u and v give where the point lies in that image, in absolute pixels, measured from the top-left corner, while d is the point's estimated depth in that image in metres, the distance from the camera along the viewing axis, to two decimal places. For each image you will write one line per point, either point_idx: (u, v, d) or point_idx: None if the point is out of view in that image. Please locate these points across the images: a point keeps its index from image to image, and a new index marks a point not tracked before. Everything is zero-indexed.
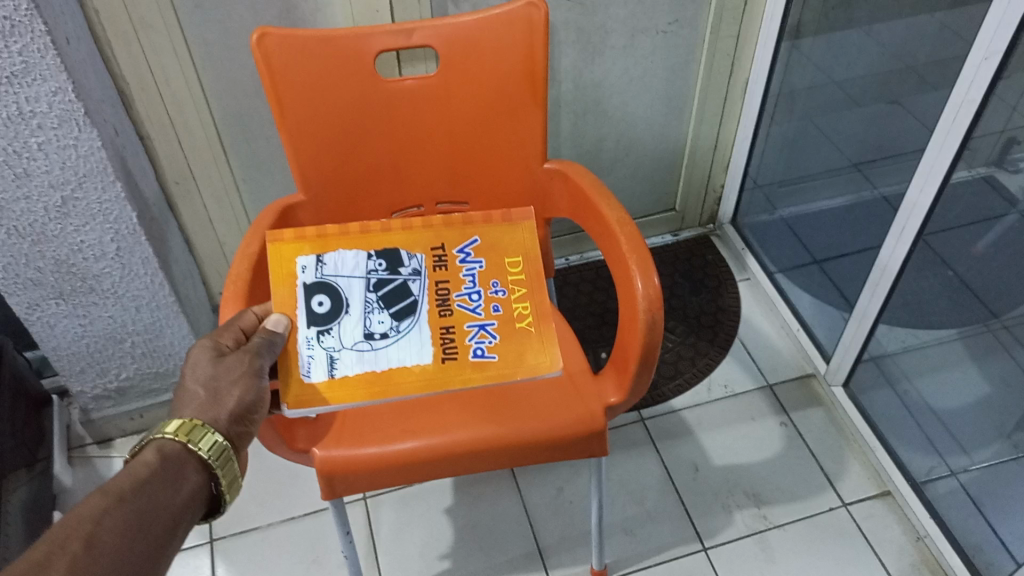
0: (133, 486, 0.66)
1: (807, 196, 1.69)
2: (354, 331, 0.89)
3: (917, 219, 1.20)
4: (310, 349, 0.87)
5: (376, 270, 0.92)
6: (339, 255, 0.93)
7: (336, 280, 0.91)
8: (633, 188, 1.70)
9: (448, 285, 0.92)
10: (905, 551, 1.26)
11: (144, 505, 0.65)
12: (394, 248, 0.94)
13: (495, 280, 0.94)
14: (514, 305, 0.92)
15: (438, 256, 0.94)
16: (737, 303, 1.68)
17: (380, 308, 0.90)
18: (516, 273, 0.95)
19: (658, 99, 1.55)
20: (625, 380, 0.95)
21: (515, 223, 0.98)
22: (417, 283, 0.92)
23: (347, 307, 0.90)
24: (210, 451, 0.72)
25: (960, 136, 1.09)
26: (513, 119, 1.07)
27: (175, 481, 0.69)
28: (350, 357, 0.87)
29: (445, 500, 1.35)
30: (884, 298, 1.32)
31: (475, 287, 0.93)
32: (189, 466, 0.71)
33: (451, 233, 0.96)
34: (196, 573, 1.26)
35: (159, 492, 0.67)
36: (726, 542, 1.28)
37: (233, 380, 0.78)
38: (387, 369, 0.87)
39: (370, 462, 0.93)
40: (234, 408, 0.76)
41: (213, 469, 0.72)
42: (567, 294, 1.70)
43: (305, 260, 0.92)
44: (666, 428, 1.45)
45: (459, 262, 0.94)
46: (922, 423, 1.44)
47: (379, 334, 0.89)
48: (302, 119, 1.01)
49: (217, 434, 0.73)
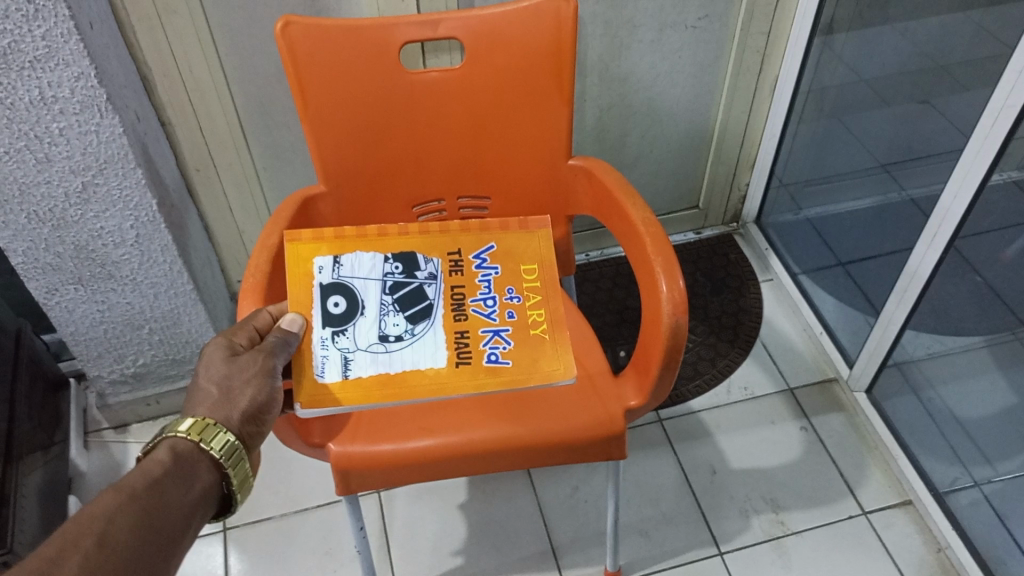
0: (145, 484, 0.65)
1: (835, 196, 1.66)
2: (369, 334, 0.87)
3: (950, 225, 1.18)
4: (325, 350, 0.85)
5: (392, 272, 0.91)
6: (356, 257, 0.91)
7: (352, 281, 0.89)
8: (656, 184, 1.68)
9: (463, 290, 0.91)
10: (925, 562, 1.24)
11: (156, 504, 0.64)
12: (411, 251, 0.93)
13: (510, 286, 0.92)
14: (529, 312, 0.91)
15: (454, 261, 0.93)
16: (759, 304, 1.66)
17: (396, 311, 0.89)
18: (531, 280, 0.93)
19: (685, 96, 1.52)
20: (645, 384, 0.93)
21: (532, 230, 0.97)
22: (432, 287, 0.91)
23: (362, 309, 0.88)
24: (221, 451, 0.71)
25: (998, 142, 1.06)
26: (538, 115, 1.05)
27: (187, 480, 0.68)
28: (364, 358, 0.85)
29: (459, 495, 1.35)
30: (912, 306, 1.30)
31: (490, 293, 0.91)
32: (201, 466, 0.70)
33: (467, 239, 0.95)
34: (208, 561, 1.26)
35: (172, 491, 0.66)
36: (743, 547, 1.26)
37: (246, 379, 0.76)
38: (401, 371, 0.85)
39: (385, 459, 0.92)
40: (246, 407, 0.75)
41: (224, 469, 0.71)
42: (586, 290, 1.68)
43: (322, 260, 0.90)
44: (684, 429, 1.43)
45: (475, 268, 0.93)
46: (945, 430, 1.41)
47: (393, 337, 0.87)
48: (325, 110, 1.00)
49: (229, 434, 0.72)
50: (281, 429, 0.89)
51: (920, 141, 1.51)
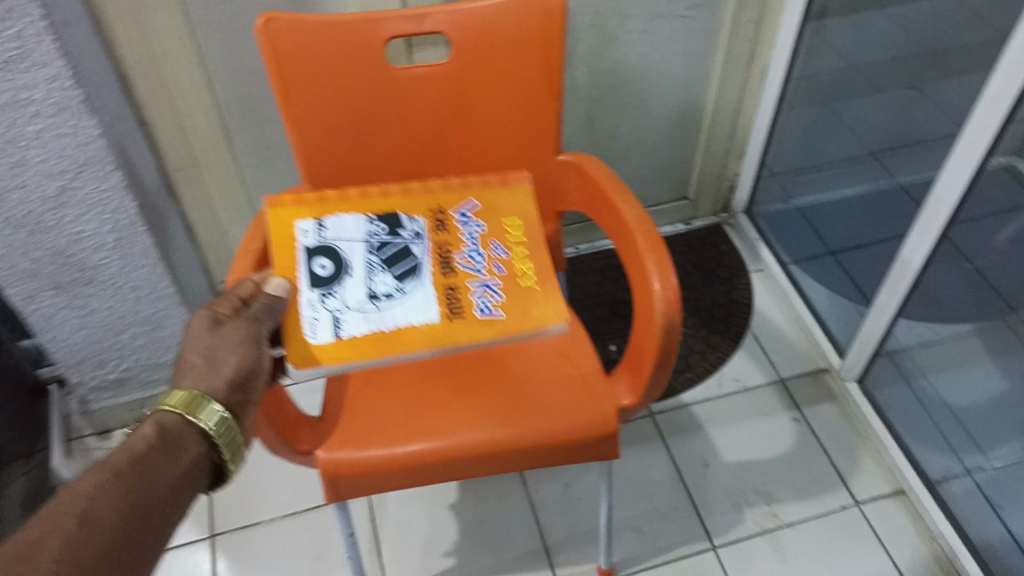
0: (131, 459, 0.62)
1: (827, 185, 1.65)
2: (358, 293, 0.85)
3: (943, 215, 1.17)
4: (315, 312, 0.83)
5: (377, 233, 0.91)
6: (340, 220, 0.91)
7: (336, 243, 0.89)
8: (645, 175, 1.67)
9: (448, 246, 0.91)
10: (918, 552, 1.24)
11: (143, 478, 0.62)
12: (394, 212, 0.93)
13: (495, 241, 0.93)
14: (517, 265, 0.91)
15: (437, 219, 0.94)
16: (749, 295, 1.65)
17: (383, 269, 0.87)
18: (516, 234, 0.95)
19: (674, 86, 1.50)
20: (639, 383, 0.92)
21: (512, 186, 1.00)
22: (418, 245, 0.91)
23: (349, 268, 0.86)
24: (211, 423, 0.68)
25: (992, 131, 1.05)
26: (527, 109, 1.03)
27: (176, 452, 0.65)
28: (355, 317, 0.83)
29: (450, 495, 1.33)
30: (904, 296, 1.29)
31: (475, 249, 0.92)
32: (190, 438, 0.67)
33: (450, 198, 0.97)
34: (197, 568, 1.25)
35: (160, 464, 0.64)
36: (736, 540, 1.26)
37: (231, 347, 0.73)
38: (393, 327, 0.83)
39: (375, 464, 0.90)
40: (233, 376, 0.72)
41: (214, 439, 0.68)
42: (576, 284, 1.67)
43: (306, 224, 0.90)
44: (676, 423, 1.43)
45: (458, 224, 0.94)
46: (937, 419, 1.41)
47: (383, 294, 0.85)
48: (308, 107, 0.98)
49: (218, 405, 0.69)
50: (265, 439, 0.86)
51: (911, 127, 1.50)
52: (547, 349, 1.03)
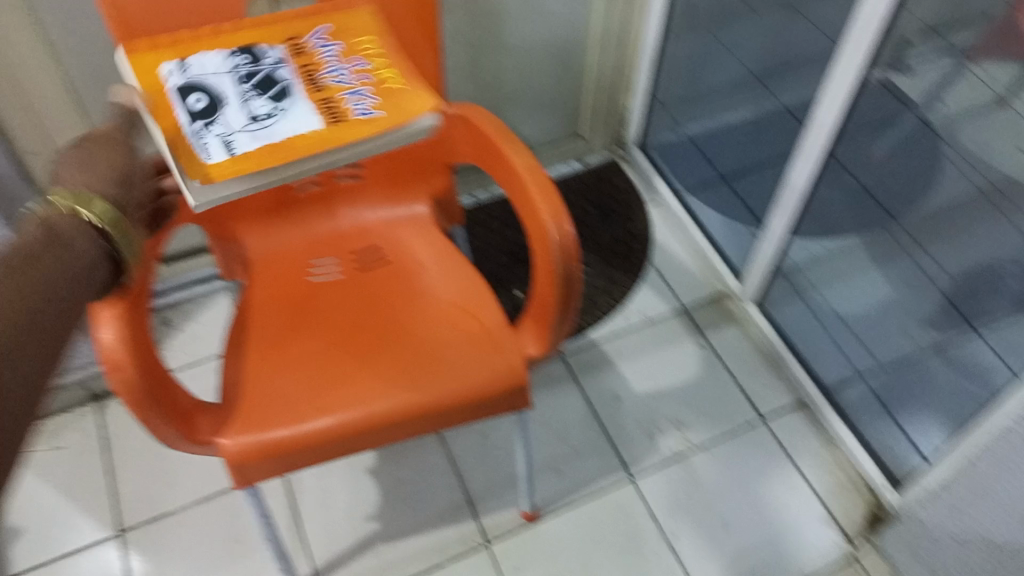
0: (16, 249, 0.63)
1: (714, 111, 1.70)
2: (240, 117, 0.91)
3: (824, 138, 1.20)
4: (203, 138, 0.87)
5: (238, 63, 0.95)
6: (199, 57, 0.94)
7: (202, 77, 0.93)
8: (536, 116, 1.64)
9: (312, 66, 0.97)
10: (820, 456, 1.32)
11: (30, 263, 0.63)
12: (250, 43, 0.97)
13: (352, 55, 1.00)
14: (381, 75, 0.99)
15: (294, 44, 0.99)
16: (647, 227, 1.67)
17: (257, 93, 0.93)
18: (370, 47, 1.02)
19: (556, 23, 1.47)
20: (544, 331, 0.92)
21: (356, 10, 1.04)
22: (282, 68, 0.96)
23: (224, 100, 0.91)
24: (99, 215, 0.69)
25: (865, 53, 1.08)
26: (405, 61, 1.00)
27: (65, 240, 0.66)
28: (244, 138, 0.89)
29: (368, 459, 1.32)
30: (794, 216, 1.34)
31: (336, 66, 0.99)
32: (80, 233, 0.68)
33: (302, 26, 1.02)
34: (109, 567, 1.20)
35: (50, 254, 0.64)
36: (652, 469, 1.30)
37: (99, 155, 0.76)
38: (283, 138, 0.90)
39: (282, 445, 0.87)
40: (110, 175, 0.74)
41: (105, 231, 0.70)
42: (476, 234, 1.64)
43: (168, 66, 0.92)
44: (586, 361, 1.45)
45: (314, 47, 1.00)
46: (831, 329, 1.47)
47: (264, 114, 0.91)
48: (167, 75, 0.92)
49: (103, 200, 0.70)
50: (113, 355, 0.76)
51: None
52: (450, 307, 1.01)
